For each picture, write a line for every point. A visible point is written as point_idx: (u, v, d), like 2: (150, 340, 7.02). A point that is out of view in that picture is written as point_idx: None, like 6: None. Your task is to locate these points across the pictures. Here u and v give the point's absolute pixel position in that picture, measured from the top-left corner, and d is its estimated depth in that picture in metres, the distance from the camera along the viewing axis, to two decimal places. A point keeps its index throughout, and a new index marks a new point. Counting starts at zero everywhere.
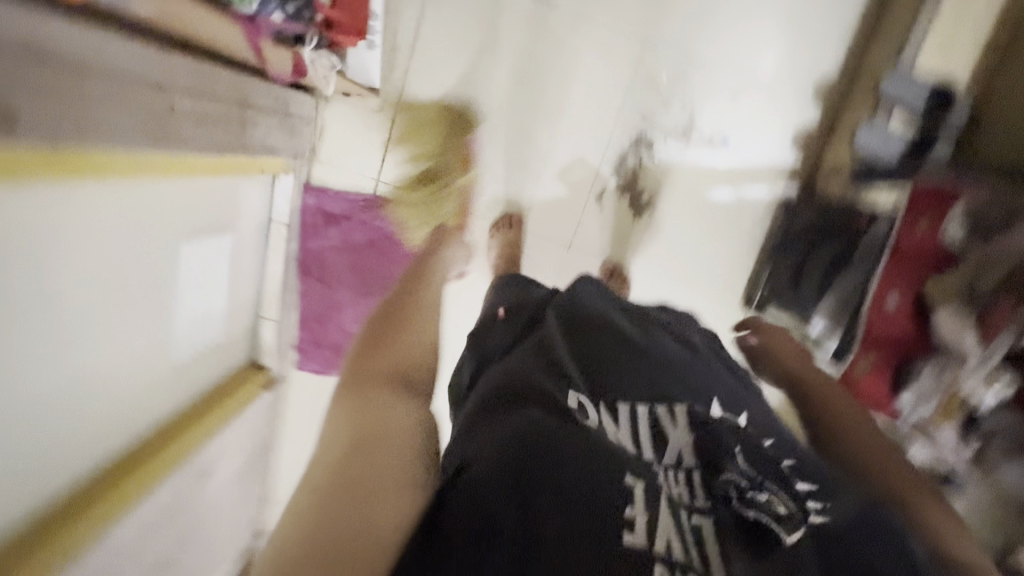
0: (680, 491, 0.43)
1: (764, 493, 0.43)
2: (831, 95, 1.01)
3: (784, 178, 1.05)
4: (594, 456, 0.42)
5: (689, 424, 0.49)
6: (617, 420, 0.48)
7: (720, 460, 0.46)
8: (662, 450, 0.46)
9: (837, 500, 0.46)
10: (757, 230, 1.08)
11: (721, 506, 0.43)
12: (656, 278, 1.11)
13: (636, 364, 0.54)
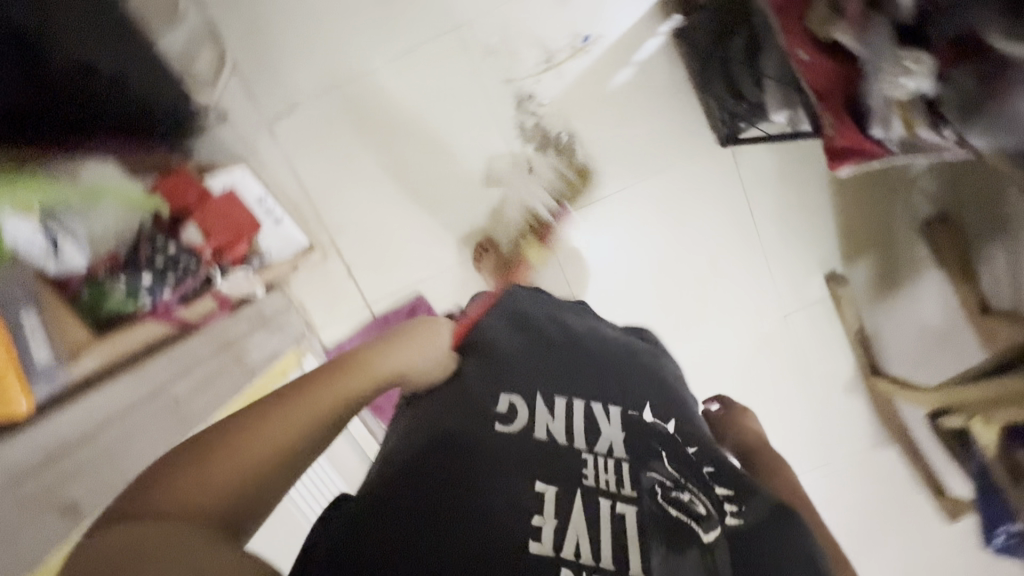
0: (606, 479, 0.43)
1: (688, 493, 0.44)
2: None
3: (662, 17, 1.00)
4: (518, 458, 0.42)
5: (621, 421, 0.49)
6: (551, 410, 0.48)
7: (649, 459, 0.45)
8: (596, 442, 0.46)
9: (753, 499, 0.44)
10: (677, 77, 1.03)
11: (646, 498, 0.42)
12: (633, 186, 1.08)
13: (572, 359, 0.54)
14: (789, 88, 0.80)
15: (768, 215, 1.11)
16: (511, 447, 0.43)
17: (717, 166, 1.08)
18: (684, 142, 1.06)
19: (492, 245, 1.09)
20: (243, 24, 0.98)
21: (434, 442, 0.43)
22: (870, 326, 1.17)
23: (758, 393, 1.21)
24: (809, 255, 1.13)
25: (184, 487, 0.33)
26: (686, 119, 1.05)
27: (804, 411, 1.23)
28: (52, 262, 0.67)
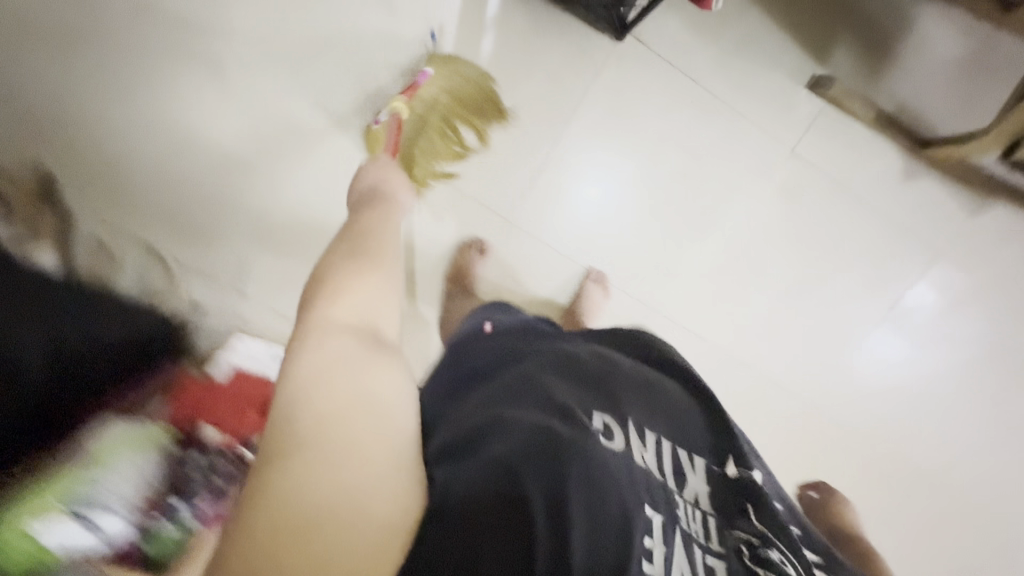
0: (695, 529, 0.52)
1: (774, 549, 0.53)
2: None
3: None
4: (630, 479, 0.50)
5: (698, 473, 0.60)
6: (637, 442, 0.57)
7: (729, 517, 0.57)
8: (682, 486, 0.57)
9: (833, 573, 0.56)
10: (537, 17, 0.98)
11: (731, 557, 0.51)
12: (568, 132, 1.01)
13: (656, 400, 0.65)
14: None
15: (713, 70, 1.00)
16: (623, 467, 0.51)
17: (631, 62, 0.99)
18: (583, 62, 0.99)
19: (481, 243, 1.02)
20: (164, 228, 1.00)
21: (543, 440, 0.48)
22: (889, 102, 1.03)
23: (819, 240, 1.09)
24: (776, 82, 1.01)
25: (283, 452, 0.39)
26: (571, 45, 0.98)
27: (879, 229, 1.09)
28: (99, 535, 0.76)
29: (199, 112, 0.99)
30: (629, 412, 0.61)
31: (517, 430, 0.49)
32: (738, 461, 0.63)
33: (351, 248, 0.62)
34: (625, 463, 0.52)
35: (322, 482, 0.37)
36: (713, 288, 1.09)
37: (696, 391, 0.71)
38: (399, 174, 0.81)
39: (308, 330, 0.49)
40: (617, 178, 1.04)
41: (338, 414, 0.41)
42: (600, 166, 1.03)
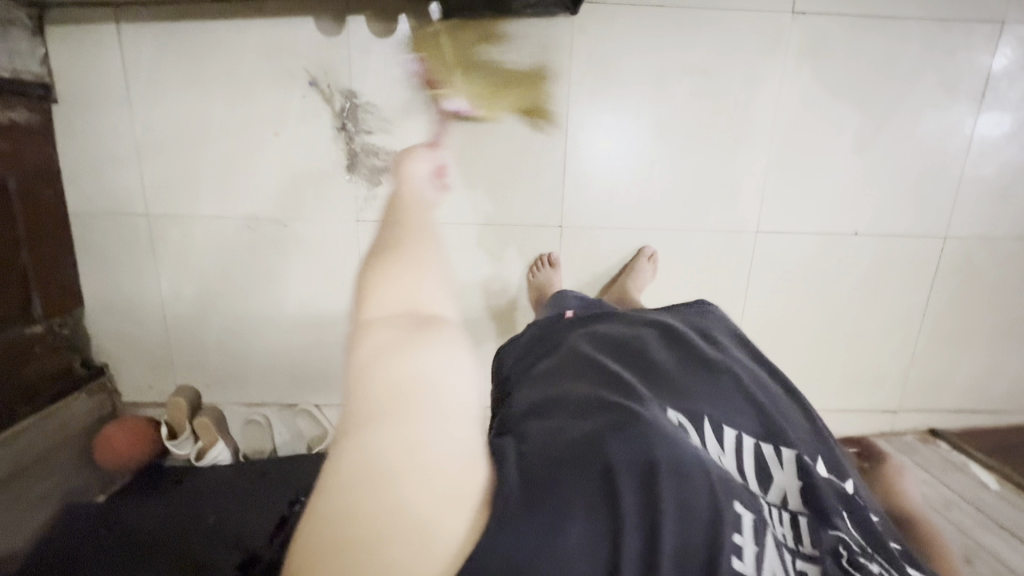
0: (784, 533, 0.45)
1: (876, 562, 0.43)
2: (336, 16, 0.95)
3: (429, 24, 0.96)
4: (712, 469, 0.44)
5: (792, 463, 0.50)
6: (720, 440, 0.51)
7: (833, 517, 0.46)
8: (770, 487, 0.49)
9: None
10: (491, 38, 0.97)
11: (828, 560, 0.43)
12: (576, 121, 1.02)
13: (750, 388, 0.57)
14: None
15: None
16: (705, 460, 0.45)
17: (598, 26, 0.98)
18: (549, 51, 0.99)
19: (545, 257, 1.07)
20: (293, 384, 1.15)
21: (606, 427, 0.45)
22: None
23: (868, 80, 1.02)
24: None
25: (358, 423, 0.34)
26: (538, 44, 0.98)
27: (916, 33, 1.00)
28: None
29: (264, 282, 1.08)
30: (714, 406, 0.54)
31: (587, 427, 0.46)
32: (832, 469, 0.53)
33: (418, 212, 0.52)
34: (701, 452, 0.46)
35: (384, 387, 0.35)
36: (778, 182, 1.07)
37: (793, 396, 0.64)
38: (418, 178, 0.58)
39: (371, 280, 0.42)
40: (633, 129, 1.03)
41: (407, 341, 0.37)
42: (612, 132, 1.03)
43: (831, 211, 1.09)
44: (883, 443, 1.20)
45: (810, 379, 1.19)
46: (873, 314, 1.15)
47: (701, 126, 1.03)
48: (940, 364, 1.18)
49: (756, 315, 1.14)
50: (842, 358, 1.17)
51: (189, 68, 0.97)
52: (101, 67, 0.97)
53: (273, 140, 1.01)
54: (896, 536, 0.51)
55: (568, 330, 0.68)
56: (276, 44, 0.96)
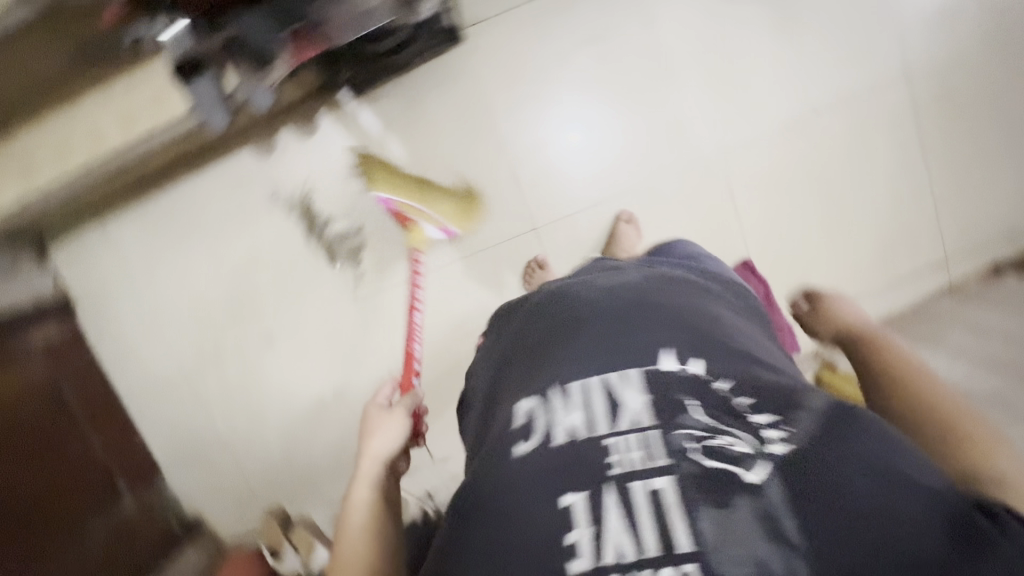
0: (635, 459, 0.45)
1: (724, 436, 0.46)
2: (264, 137, 1.05)
3: (342, 107, 1.04)
4: (541, 468, 0.47)
5: (634, 388, 0.51)
6: (563, 405, 0.51)
7: (676, 417, 0.47)
8: (619, 416, 0.48)
9: (801, 419, 0.46)
10: (399, 94, 1.05)
11: (683, 461, 0.44)
12: (505, 128, 1.07)
13: (580, 335, 0.58)
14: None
15: None
16: (536, 462, 0.47)
17: (485, 40, 1.04)
18: (456, 82, 1.05)
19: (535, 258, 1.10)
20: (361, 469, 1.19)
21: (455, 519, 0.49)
22: None
23: None
24: None
25: None
26: (441, 80, 1.04)
27: None
28: None
29: (299, 389, 1.14)
30: (557, 373, 0.54)
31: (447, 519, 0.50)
32: (676, 354, 0.53)
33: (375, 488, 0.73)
34: (536, 449, 0.48)
35: None
36: (717, 101, 1.08)
37: (644, 285, 0.65)
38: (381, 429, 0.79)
39: None
40: (582, 110, 1.07)
41: None
42: (556, 124, 1.08)
43: (782, 102, 1.08)
44: (945, 299, 1.12)
45: (842, 265, 1.14)
46: (869, 178, 1.11)
47: (634, 83, 1.07)
48: (962, 198, 1.12)
49: (756, 227, 1.12)
50: (862, 234, 1.13)
51: (168, 235, 1.08)
52: (100, 268, 1.09)
53: (259, 261, 1.10)
54: (757, 382, 0.51)
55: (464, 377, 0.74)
56: (226, 183, 1.07)
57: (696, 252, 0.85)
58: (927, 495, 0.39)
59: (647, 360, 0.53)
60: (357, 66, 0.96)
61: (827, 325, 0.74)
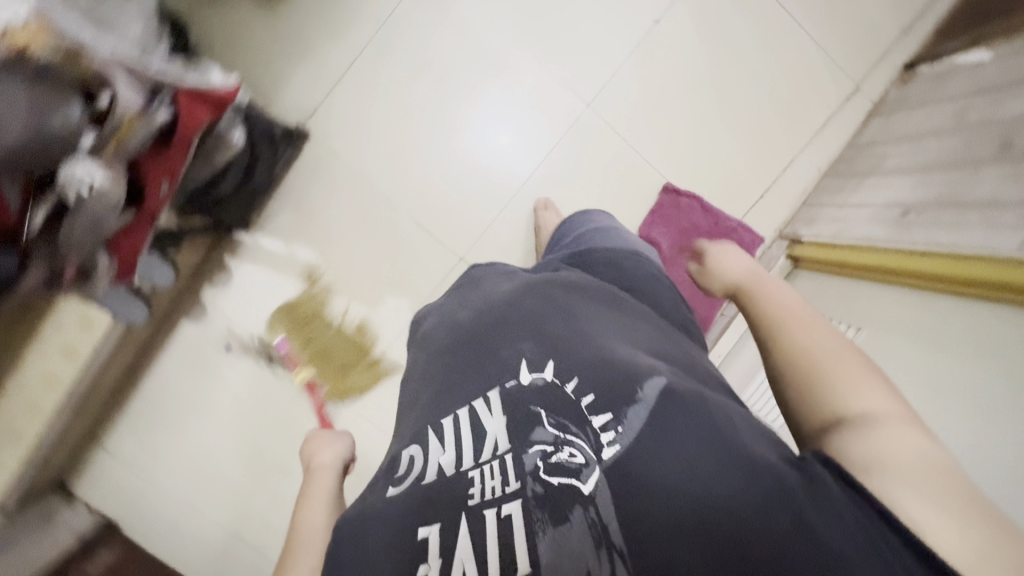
0: (493, 484, 0.48)
1: (566, 446, 0.49)
2: (190, 305, 1.10)
3: (241, 244, 1.09)
4: (409, 509, 0.50)
5: (489, 410, 0.54)
6: (436, 442, 0.54)
7: (528, 436, 0.50)
8: (483, 446, 0.51)
9: (630, 423, 0.48)
10: (282, 209, 1.08)
11: (528, 482, 0.47)
12: (389, 188, 1.10)
13: (456, 365, 0.61)
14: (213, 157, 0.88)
15: (347, 44, 1.04)
16: (403, 503, 0.51)
17: (330, 124, 1.07)
18: (326, 172, 1.08)
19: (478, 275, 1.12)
20: None
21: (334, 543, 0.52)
22: None
23: None
24: None
25: None
26: (313, 178, 1.08)
27: None
28: None
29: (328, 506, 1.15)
30: (434, 409, 0.58)
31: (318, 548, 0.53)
32: (532, 366, 0.56)
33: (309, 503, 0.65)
34: (403, 492, 0.52)
35: None
36: (563, 60, 1.08)
37: (518, 299, 0.66)
38: (330, 448, 0.75)
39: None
40: (460, 129, 1.10)
41: None
42: (439, 152, 1.10)
43: (622, 27, 1.08)
44: (869, 128, 1.09)
45: (755, 145, 1.12)
46: (740, 53, 1.10)
47: (489, 81, 1.09)
48: (834, 24, 1.09)
49: (658, 153, 1.12)
50: (760, 106, 1.11)
51: (157, 430, 1.14)
52: (115, 488, 1.15)
53: (229, 413, 1.12)
54: (602, 378, 0.52)
55: None
56: (180, 360, 1.11)
57: (584, 230, 0.90)
58: (747, 468, 0.45)
59: (504, 380, 0.56)
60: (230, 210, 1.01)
61: (716, 282, 0.77)
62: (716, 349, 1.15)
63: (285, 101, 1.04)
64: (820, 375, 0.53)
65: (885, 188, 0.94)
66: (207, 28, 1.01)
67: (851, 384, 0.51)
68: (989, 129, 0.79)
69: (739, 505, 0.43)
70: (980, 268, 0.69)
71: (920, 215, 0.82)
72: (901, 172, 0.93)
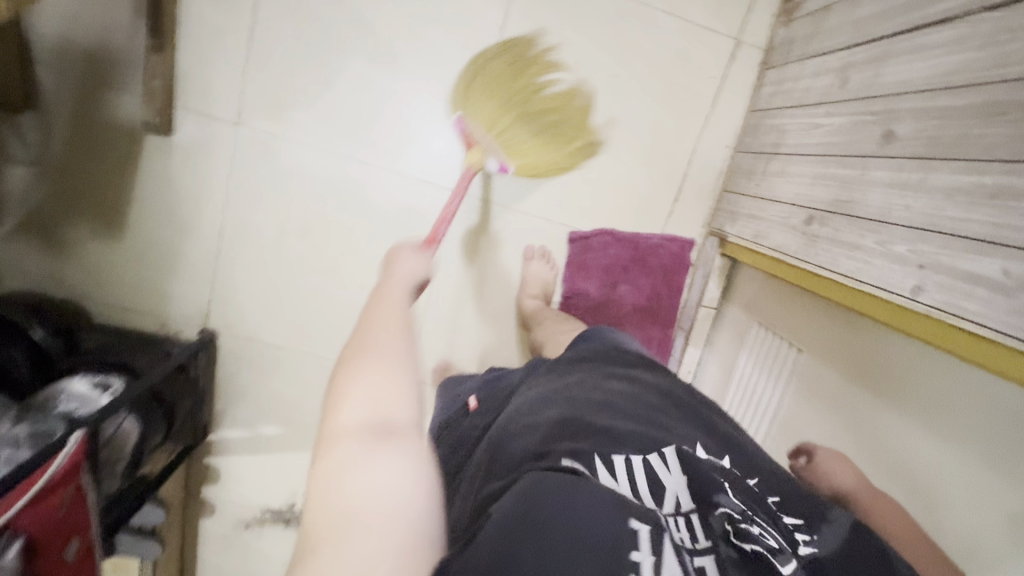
0: (682, 535, 0.39)
1: (756, 526, 0.40)
2: (200, 510, 1.19)
3: (212, 447, 1.15)
4: (610, 500, 0.37)
5: (677, 465, 0.45)
6: (612, 478, 0.43)
7: (713, 496, 0.42)
8: (665, 500, 0.43)
9: (825, 526, 0.43)
10: (229, 404, 1.12)
11: (722, 543, 0.38)
12: (311, 348, 1.08)
13: (625, 412, 0.51)
14: (122, 436, 0.81)
15: (203, 240, 1.01)
16: (593, 495, 0.37)
17: (229, 318, 1.06)
18: (248, 360, 1.08)
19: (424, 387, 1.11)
20: None
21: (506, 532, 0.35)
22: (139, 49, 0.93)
23: (319, 57, 0.94)
24: (184, 170, 0.97)
25: (321, 440, 0.39)
26: (238, 370, 1.09)
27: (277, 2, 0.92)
28: None
29: None
30: (599, 439, 0.46)
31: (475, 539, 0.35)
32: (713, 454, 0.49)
33: (386, 312, 0.50)
34: (586, 484, 0.38)
35: (341, 491, 0.35)
36: (414, 157, 1.00)
37: (666, 384, 0.60)
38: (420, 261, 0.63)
39: (333, 379, 0.43)
40: (350, 264, 1.04)
41: (360, 437, 0.38)
42: (339, 292, 1.05)
43: (458, 102, 0.98)
44: (764, 89, 0.96)
45: (645, 156, 1.01)
46: (592, 65, 0.97)
47: (355, 211, 1.01)
48: None
49: (550, 206, 1.03)
50: (635, 111, 0.99)
51: None
52: None
53: None
54: (782, 486, 0.49)
55: (458, 435, 0.65)
56: (214, 554, 1.22)
57: None
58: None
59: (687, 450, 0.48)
60: (183, 438, 1.04)
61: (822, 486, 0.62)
62: (689, 358, 1.09)
63: (179, 314, 1.04)
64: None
65: (788, 178, 0.82)
66: (78, 283, 1.01)
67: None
68: (867, 112, 0.67)
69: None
70: (877, 308, 0.61)
71: (823, 226, 0.71)
72: (800, 157, 0.80)
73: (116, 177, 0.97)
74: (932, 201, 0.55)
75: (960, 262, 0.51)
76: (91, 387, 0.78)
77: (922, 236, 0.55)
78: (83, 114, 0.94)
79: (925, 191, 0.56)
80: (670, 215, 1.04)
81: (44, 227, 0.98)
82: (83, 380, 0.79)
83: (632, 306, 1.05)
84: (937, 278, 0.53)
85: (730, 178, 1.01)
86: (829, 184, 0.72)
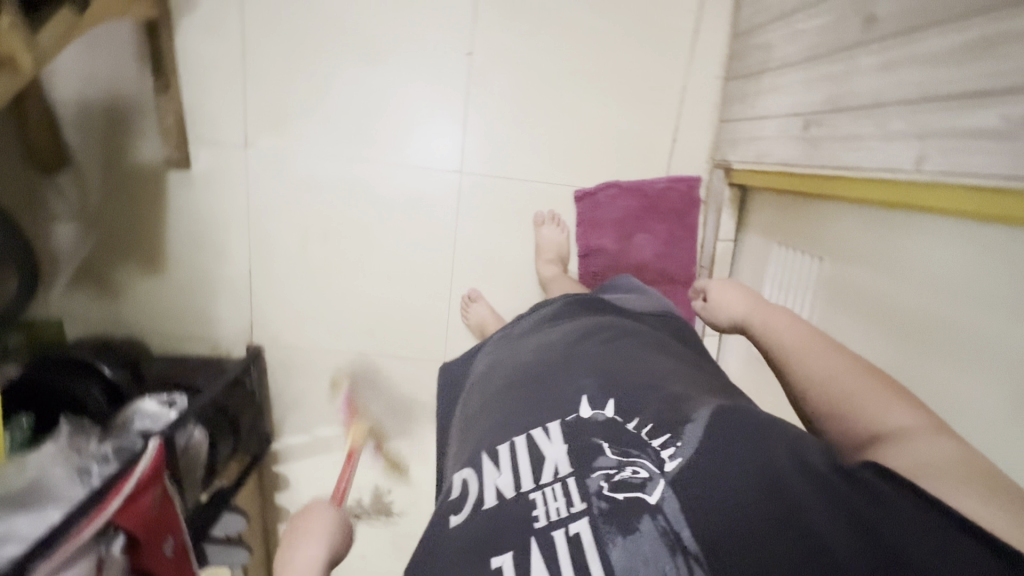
0: (556, 505, 0.39)
1: (627, 467, 0.40)
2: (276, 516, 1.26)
3: (276, 455, 1.21)
4: (471, 541, 0.40)
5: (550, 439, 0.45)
6: (496, 466, 0.45)
7: (586, 458, 0.42)
8: (541, 469, 0.43)
9: (692, 430, 0.42)
10: (285, 413, 1.18)
11: (594, 501, 0.38)
12: (349, 346, 1.13)
13: (516, 398, 0.52)
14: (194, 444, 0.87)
15: (234, 260, 1.07)
16: (469, 531, 0.40)
17: (270, 331, 1.12)
18: (294, 368, 1.14)
19: None
20: None
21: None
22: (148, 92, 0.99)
23: (309, 69, 0.99)
24: (206, 198, 1.04)
25: None
26: (288, 379, 1.15)
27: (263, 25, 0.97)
28: None
29: None
30: (486, 443, 0.48)
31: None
32: (594, 401, 0.48)
33: None
34: (466, 519, 0.42)
35: None
36: (411, 148, 1.04)
37: (571, 342, 0.58)
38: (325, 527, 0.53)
39: None
40: (370, 261, 1.08)
41: None
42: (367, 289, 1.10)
43: (445, 87, 1.01)
44: (743, 13, 0.96)
45: (636, 102, 1.02)
46: (569, 24, 0.99)
47: (367, 208, 1.06)
48: None
49: (551, 171, 1.05)
50: (619, 60, 1.00)
51: None
52: None
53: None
54: (669, 406, 0.46)
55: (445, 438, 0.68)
56: None
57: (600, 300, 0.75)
58: (806, 474, 0.37)
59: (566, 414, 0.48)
60: (250, 447, 1.11)
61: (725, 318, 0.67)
62: None
63: (226, 334, 1.11)
64: (855, 403, 0.46)
65: (780, 92, 0.82)
66: (131, 320, 1.10)
67: (889, 399, 0.45)
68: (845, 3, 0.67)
69: (817, 506, 0.34)
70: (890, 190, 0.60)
71: (821, 126, 0.71)
72: (788, 68, 0.80)
73: (148, 214, 1.04)
74: (921, 70, 0.55)
75: (957, 120, 0.51)
76: (161, 406, 0.85)
77: (916, 108, 0.55)
78: (109, 161, 1.01)
79: (913, 62, 0.56)
80: (672, 157, 1.05)
81: (94, 273, 1.07)
82: (152, 399, 0.86)
83: (650, 254, 1.06)
84: (939, 144, 0.53)
85: (725, 107, 1.01)
86: (819, 84, 0.72)
